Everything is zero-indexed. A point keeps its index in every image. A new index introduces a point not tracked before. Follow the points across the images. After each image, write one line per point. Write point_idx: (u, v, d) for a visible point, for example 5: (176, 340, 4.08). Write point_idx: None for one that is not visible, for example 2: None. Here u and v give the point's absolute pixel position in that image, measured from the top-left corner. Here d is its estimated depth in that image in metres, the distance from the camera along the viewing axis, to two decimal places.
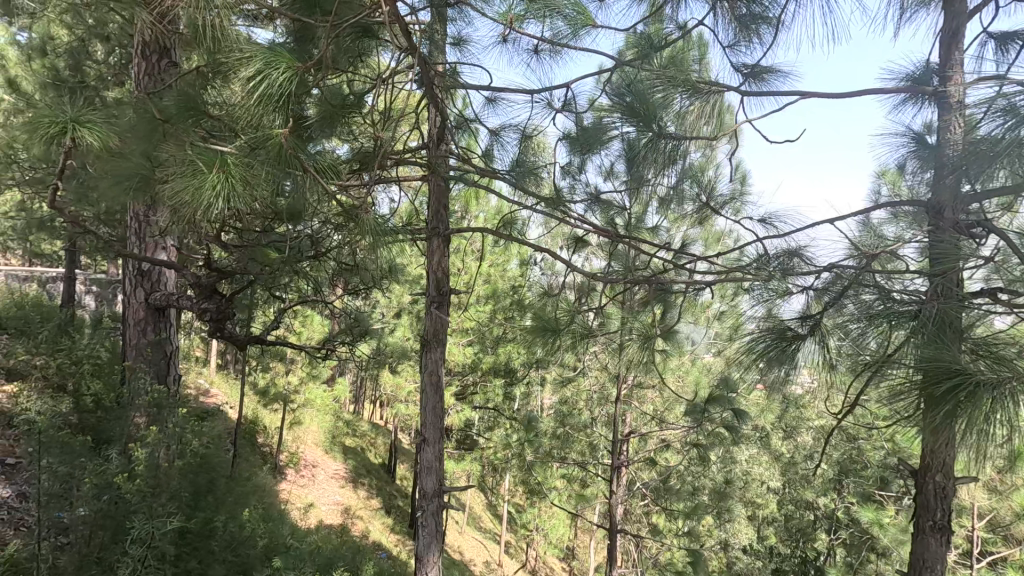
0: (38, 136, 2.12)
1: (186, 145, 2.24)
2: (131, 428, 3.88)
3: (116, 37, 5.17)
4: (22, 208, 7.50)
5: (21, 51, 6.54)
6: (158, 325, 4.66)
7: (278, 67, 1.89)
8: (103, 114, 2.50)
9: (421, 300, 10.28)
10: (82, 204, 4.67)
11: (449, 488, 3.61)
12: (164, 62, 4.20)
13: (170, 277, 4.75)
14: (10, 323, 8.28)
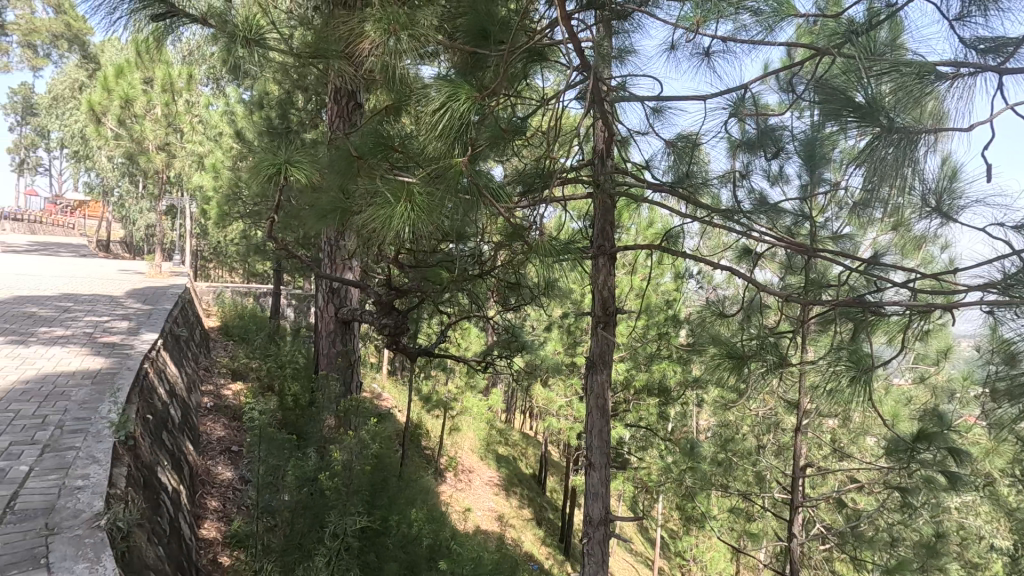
0: (262, 176, 2.51)
1: (376, 178, 2.48)
2: (324, 428, 4.38)
3: (315, 87, 5.97)
4: (244, 236, 9.01)
5: (245, 106, 7.88)
6: (345, 337, 5.23)
7: (460, 98, 2.00)
8: (310, 156, 2.89)
9: (572, 314, 10.20)
10: (288, 232, 5.43)
11: (615, 517, 3.56)
12: (352, 105, 4.73)
13: (354, 294, 5.30)
14: (234, 333, 9.95)
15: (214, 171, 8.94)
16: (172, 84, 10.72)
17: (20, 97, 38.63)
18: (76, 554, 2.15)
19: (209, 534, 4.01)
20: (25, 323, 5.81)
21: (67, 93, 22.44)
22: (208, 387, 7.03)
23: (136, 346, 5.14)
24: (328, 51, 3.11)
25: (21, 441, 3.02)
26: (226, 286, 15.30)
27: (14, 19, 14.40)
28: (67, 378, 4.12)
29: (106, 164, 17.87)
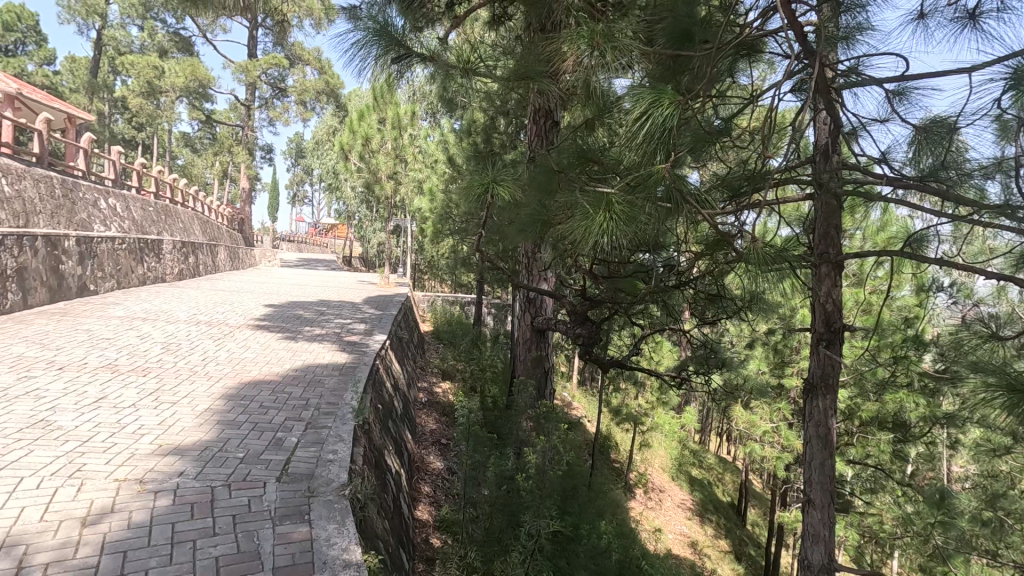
0: (472, 195, 2.77)
1: (576, 191, 2.54)
2: (520, 431, 4.61)
3: (515, 110, 6.40)
4: (453, 251, 10.03)
5: (456, 135, 8.79)
6: (539, 345, 5.45)
7: (662, 103, 1.95)
8: (513, 174, 3.08)
9: (780, 331, 9.15)
10: (489, 246, 5.87)
11: (840, 567, 3.07)
12: (548, 123, 4.94)
13: (548, 304, 5.50)
14: (444, 337, 11.12)
15: (430, 194, 10.14)
16: (400, 122, 12.49)
17: (294, 144, 48.74)
18: (328, 514, 2.59)
19: (423, 516, 4.50)
20: (296, 323, 7.27)
21: (325, 137, 27.62)
22: (423, 384, 7.96)
23: (370, 345, 6.06)
24: (531, 74, 3.32)
25: (292, 417, 3.76)
26: (437, 295, 17.20)
27: (292, 83, 18.24)
28: (322, 368, 5.03)
29: (350, 193, 21.53)
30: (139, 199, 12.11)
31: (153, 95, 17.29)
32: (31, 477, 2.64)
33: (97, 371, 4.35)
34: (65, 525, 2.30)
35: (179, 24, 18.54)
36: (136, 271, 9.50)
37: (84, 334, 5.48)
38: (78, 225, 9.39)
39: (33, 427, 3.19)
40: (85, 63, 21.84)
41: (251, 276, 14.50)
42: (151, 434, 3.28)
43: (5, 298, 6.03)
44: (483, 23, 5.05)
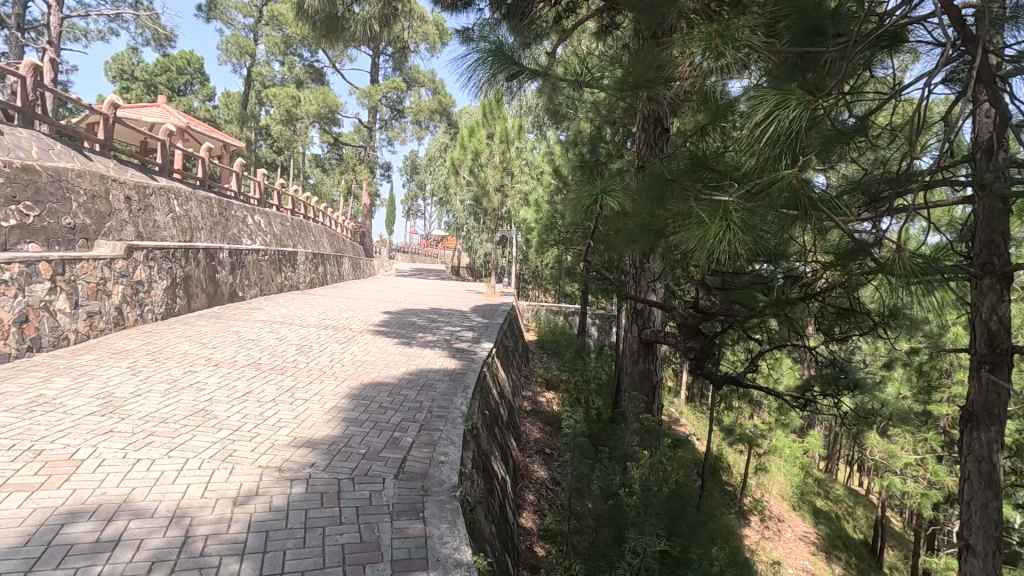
0: (581, 207, 2.77)
1: (691, 200, 2.46)
2: (626, 445, 4.51)
3: (623, 119, 6.33)
4: (558, 261, 10.07)
5: (562, 146, 8.86)
6: (647, 357, 5.31)
7: (790, 105, 1.85)
8: (623, 183, 3.05)
9: (926, 351, 8.09)
10: (596, 256, 5.82)
11: None
12: (658, 130, 4.81)
13: (657, 315, 5.34)
14: (548, 347, 11.19)
15: (537, 205, 10.30)
16: (508, 136, 12.84)
17: (410, 161, 51.86)
18: (440, 513, 2.72)
19: (527, 524, 4.53)
20: (410, 329, 7.71)
21: (438, 153, 29.10)
22: (527, 392, 8.06)
23: (478, 353, 6.26)
24: (647, 81, 3.25)
25: (408, 418, 3.99)
26: (542, 305, 17.31)
27: (409, 104, 19.48)
28: (434, 373, 5.28)
29: (460, 206, 22.46)
30: (279, 215, 13.56)
31: (292, 122, 19.32)
32: (195, 458, 3.04)
33: (245, 368, 4.92)
34: (221, 502, 2.62)
35: (314, 58, 20.60)
36: (276, 279, 10.64)
37: (234, 335, 6.23)
38: (231, 239, 10.72)
39: (196, 414, 3.68)
40: (238, 98, 24.95)
41: (370, 284, 15.63)
42: (288, 426, 3.65)
43: (175, 302, 7.03)
44: (590, 34, 5.07)
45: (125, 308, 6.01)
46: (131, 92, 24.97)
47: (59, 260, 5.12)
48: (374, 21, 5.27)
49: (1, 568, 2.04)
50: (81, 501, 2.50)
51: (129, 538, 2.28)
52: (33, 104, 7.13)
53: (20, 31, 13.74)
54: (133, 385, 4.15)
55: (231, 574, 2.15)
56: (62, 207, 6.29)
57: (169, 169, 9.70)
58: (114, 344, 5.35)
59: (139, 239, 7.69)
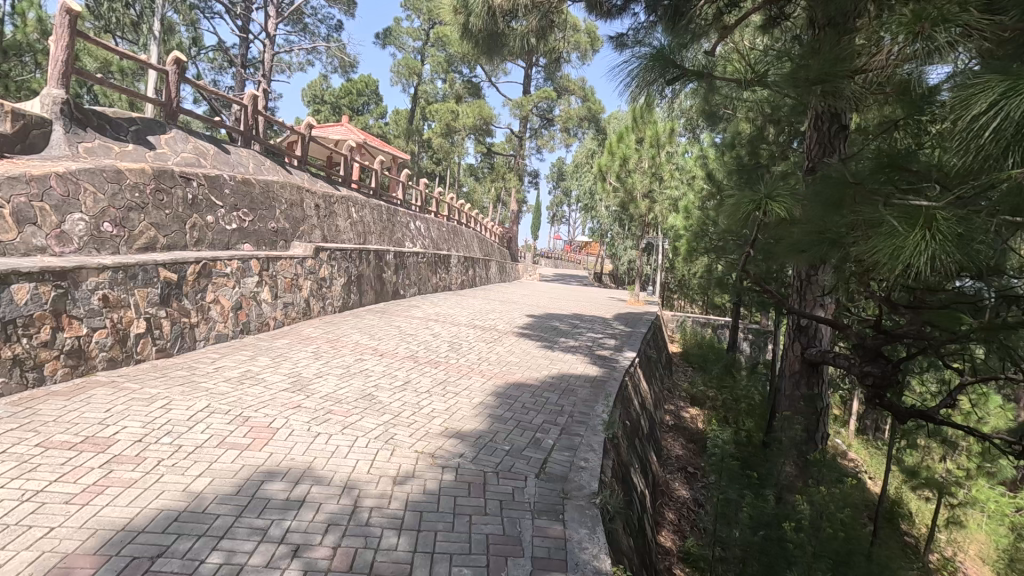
0: (742, 215, 2.59)
1: (880, 206, 2.17)
2: (781, 474, 4.11)
3: (790, 117, 5.78)
4: (709, 270, 9.50)
5: (717, 149, 8.36)
6: (811, 380, 4.79)
7: (1022, 92, 1.56)
8: (791, 188, 2.81)
9: None
10: (753, 266, 5.39)
11: None
12: (835, 127, 4.30)
13: (825, 334, 4.79)
14: (694, 360, 10.61)
15: (687, 212, 9.84)
16: (658, 140, 12.46)
17: (556, 169, 52.75)
18: (580, 519, 2.72)
19: (666, 543, 4.33)
20: (553, 333, 7.83)
21: (585, 159, 29.19)
22: (670, 406, 7.71)
23: (620, 361, 6.16)
24: (835, 75, 2.92)
25: (549, 421, 4.06)
26: (689, 316, 16.46)
27: (559, 113, 19.83)
28: (575, 379, 5.31)
29: (605, 212, 22.28)
30: (436, 221, 14.67)
31: (450, 134, 20.79)
32: (363, 437, 3.41)
33: (404, 360, 5.40)
34: (384, 480, 2.90)
35: (472, 73, 21.96)
36: (432, 280, 11.51)
37: (396, 330, 6.86)
38: (395, 242, 11.83)
39: (364, 398, 4.13)
40: (406, 114, 27.51)
41: (515, 288, 16.17)
42: (440, 417, 3.93)
43: (349, 297, 7.95)
44: (755, 28, 4.72)
45: (312, 300, 6.94)
46: (321, 114, 28.90)
47: (265, 258, 6.09)
48: (530, 35, 5.48)
49: (220, 510, 2.48)
50: (276, 463, 2.95)
51: (311, 501, 2.63)
52: (251, 128, 8.61)
53: (244, 69, 16.65)
54: (316, 368, 4.78)
55: (391, 545, 2.37)
56: (269, 214, 7.48)
57: (349, 180, 11.00)
58: (302, 332, 6.21)
59: (324, 242, 8.83)
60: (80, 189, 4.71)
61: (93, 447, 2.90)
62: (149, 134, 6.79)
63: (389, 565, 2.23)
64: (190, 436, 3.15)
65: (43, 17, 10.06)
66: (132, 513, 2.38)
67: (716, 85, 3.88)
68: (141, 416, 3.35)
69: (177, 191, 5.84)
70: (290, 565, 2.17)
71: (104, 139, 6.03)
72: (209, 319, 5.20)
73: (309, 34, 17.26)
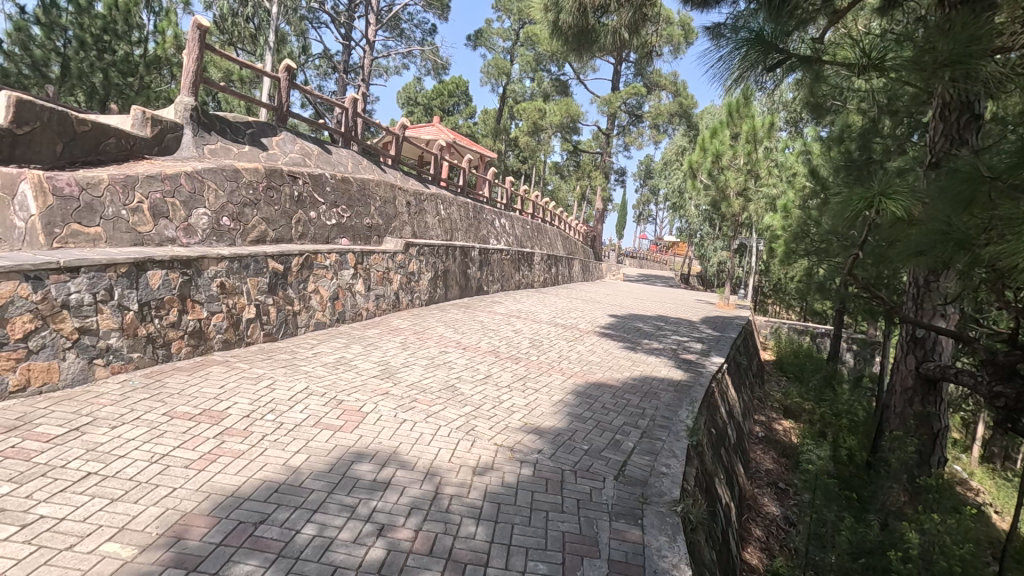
0: (850, 212, 2.39)
1: (1022, 202, 1.93)
2: (888, 498, 3.74)
3: (911, 106, 5.24)
4: (809, 274, 8.85)
5: (823, 144, 7.76)
6: (927, 398, 4.33)
7: None
8: (910, 184, 2.55)
9: None
10: (861, 270, 4.99)
11: None
12: (966, 117, 3.85)
13: (946, 348, 4.32)
14: (789, 370, 9.96)
15: (785, 211, 9.22)
16: (755, 135, 11.81)
17: (644, 166, 51.63)
18: (660, 526, 2.65)
19: (752, 561, 4.08)
20: (636, 335, 7.65)
21: (675, 157, 28.22)
22: (760, 417, 7.28)
23: (707, 366, 5.90)
24: (962, 55, 2.62)
25: (630, 423, 3.98)
26: (785, 322, 15.44)
27: (649, 108, 19.31)
28: (659, 382, 5.15)
29: (695, 211, 21.41)
30: (521, 219, 14.84)
31: (537, 132, 20.85)
32: (445, 426, 3.53)
33: (486, 355, 5.51)
34: (464, 469, 2.98)
35: (561, 71, 21.92)
36: (515, 277, 11.63)
37: (480, 325, 7.01)
38: (481, 239, 12.10)
39: (446, 389, 4.26)
40: (494, 114, 27.95)
41: (599, 287, 15.93)
42: (519, 412, 3.97)
43: (436, 292, 8.22)
44: (871, 11, 4.32)
45: (401, 294, 7.27)
46: (415, 116, 30.21)
47: (360, 252, 6.44)
48: (622, 30, 5.38)
49: (314, 485, 2.66)
50: (365, 446, 3.11)
51: (396, 484, 2.76)
52: (351, 130, 9.14)
53: (346, 74, 17.66)
54: (403, 358, 4.99)
55: (469, 534, 2.43)
56: (364, 211, 7.90)
57: (438, 179, 11.37)
58: (391, 323, 6.53)
59: (413, 238, 9.20)
60: (204, 186, 5.23)
61: (209, 419, 3.22)
62: (262, 137, 7.41)
63: (467, 553, 2.29)
64: (290, 415, 3.41)
65: (178, 33, 11.25)
66: (239, 481, 2.62)
67: (825, 74, 3.60)
68: (249, 393, 3.67)
69: (285, 188, 6.32)
70: (375, 543, 2.29)
71: (225, 141, 6.66)
72: (309, 308, 5.58)
73: (406, 39, 18.03)
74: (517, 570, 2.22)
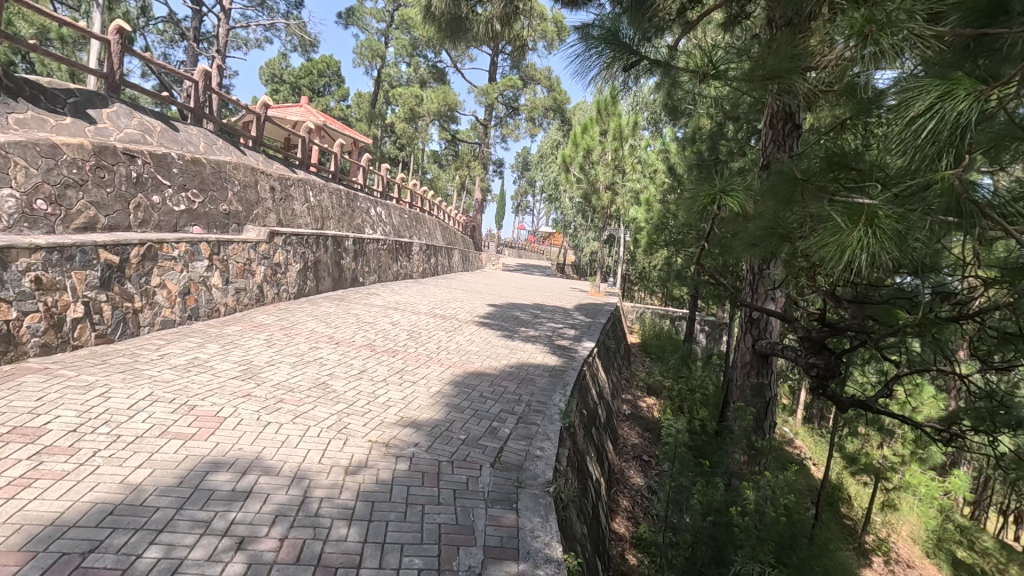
0: (697, 207, 2.66)
1: (825, 202, 2.27)
2: (731, 462, 4.24)
3: (748, 114, 5.89)
4: (668, 263, 9.67)
5: (678, 144, 8.47)
6: (761, 371, 4.95)
7: (958, 96, 1.65)
8: (747, 183, 2.86)
9: None
10: (709, 260, 5.54)
11: None
12: (789, 126, 4.41)
13: (775, 327, 4.94)
14: (652, 351, 10.87)
15: (647, 205, 9.97)
16: (621, 133, 12.58)
17: (521, 158, 52.89)
18: (533, 507, 2.74)
19: (619, 530, 4.41)
20: (514, 323, 7.85)
21: (551, 150, 29.28)
22: (627, 396, 7.85)
23: (579, 351, 6.22)
24: (778, 70, 2.99)
25: (506, 410, 4.08)
26: (649, 307, 16.78)
27: (525, 102, 19.76)
28: (534, 369, 5.33)
29: (569, 203, 22.39)
30: (398, 208, 14.47)
31: (414, 120, 20.41)
32: (315, 426, 3.34)
33: (361, 349, 5.31)
34: (335, 470, 2.85)
35: (437, 59, 21.59)
36: (392, 268, 11.35)
37: (354, 318, 6.73)
38: (356, 228, 11.61)
39: (317, 387, 4.04)
40: (369, 98, 26.89)
41: (479, 277, 16.12)
42: (396, 406, 3.88)
43: (306, 284, 7.76)
44: (717, 25, 4.76)
45: (265, 287, 6.74)
46: (280, 94, 28.00)
47: (216, 241, 5.86)
48: (495, 20, 5.42)
49: (160, 502, 2.38)
50: (222, 453, 2.85)
51: (259, 491, 2.56)
52: (203, 105, 8.20)
53: (197, 43, 15.89)
54: (268, 356, 4.64)
55: (340, 536, 2.33)
56: (221, 196, 7.20)
57: (307, 163, 10.68)
58: (255, 318, 6.04)
59: (279, 226, 8.57)
60: (10, 164, 4.41)
61: (21, 438, 2.74)
62: (88, 107, 6.37)
63: (338, 556, 2.20)
64: (130, 426, 3.01)
65: None
66: (62, 507, 2.27)
67: (678, 80, 3.92)
68: (77, 404, 3.18)
69: (120, 168, 5.54)
70: (234, 558, 2.11)
71: (37, 110, 5.63)
72: (154, 304, 4.98)
73: (267, 10, 16.62)
74: (391, 568, 2.17)
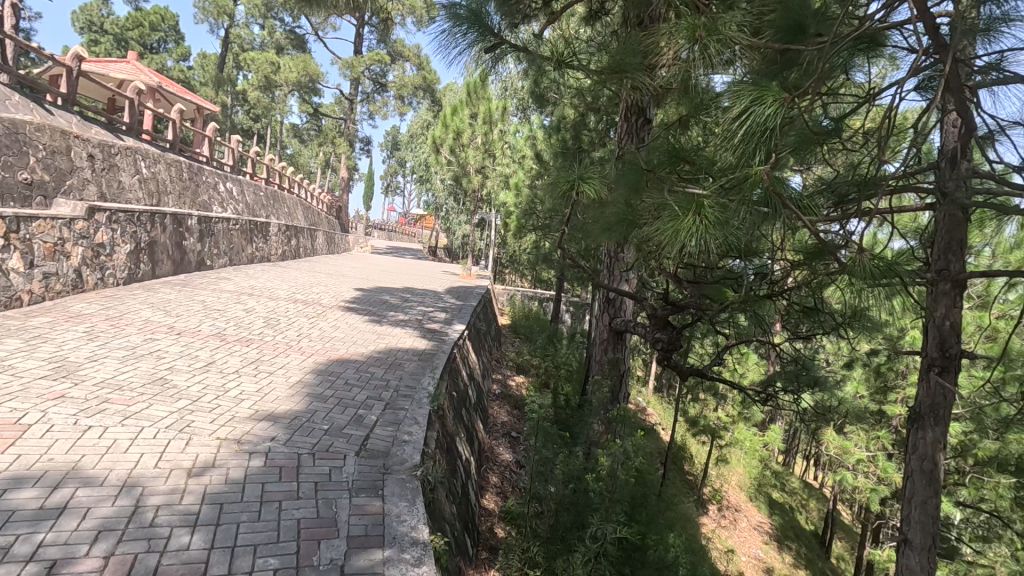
0: (557, 192, 2.77)
1: (665, 192, 2.50)
2: (591, 432, 4.56)
3: (606, 106, 6.23)
4: (535, 246, 10.02)
5: (544, 131, 8.73)
6: (616, 347, 5.36)
7: (766, 101, 1.90)
8: (602, 171, 3.05)
9: (882, 354, 8.23)
10: (573, 245, 5.85)
11: None
12: (641, 121, 4.77)
13: (628, 306, 5.37)
14: (521, 331, 11.24)
15: (516, 189, 10.20)
16: (491, 117, 12.66)
17: (390, 137, 51.11)
18: (400, 493, 2.71)
19: (489, 505, 4.55)
20: (382, 307, 7.63)
21: (422, 130, 28.65)
22: (497, 376, 8.07)
23: (449, 334, 6.23)
24: (627, 66, 3.21)
25: (373, 396, 3.97)
26: (519, 289, 17.28)
27: (393, 79, 19.03)
28: (403, 353, 5.24)
29: (440, 185, 22.15)
30: (253, 185, 13.25)
31: (269, 89, 18.70)
32: (150, 427, 2.97)
33: (208, 339, 4.81)
34: (175, 473, 2.57)
35: (296, 23, 19.93)
36: (246, 250, 10.40)
37: (200, 305, 6.07)
38: (201, 205, 10.43)
39: (153, 383, 3.59)
40: (216, 60, 24.09)
41: (347, 260, 15.40)
42: (249, 400, 3.59)
43: (138, 268, 6.82)
44: (579, 18, 4.95)
45: (85, 271, 5.81)
46: (100, 47, 23.96)
47: (14, 217, 4.90)
48: None
49: None
50: (25, 467, 2.43)
51: (75, 507, 2.22)
52: None
53: None
54: (89, 351, 4.02)
55: (181, 545, 2.11)
56: (19, 162, 6.01)
57: (137, 130, 9.36)
58: (71, 307, 5.19)
59: (102, 201, 7.41)
60: None
61: None
62: None
63: (178, 568, 1.99)
64: None
65: None
66: None
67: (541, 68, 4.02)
68: None
69: None
70: None
71: None
72: None
73: None
74: (243, 572, 2.02)
